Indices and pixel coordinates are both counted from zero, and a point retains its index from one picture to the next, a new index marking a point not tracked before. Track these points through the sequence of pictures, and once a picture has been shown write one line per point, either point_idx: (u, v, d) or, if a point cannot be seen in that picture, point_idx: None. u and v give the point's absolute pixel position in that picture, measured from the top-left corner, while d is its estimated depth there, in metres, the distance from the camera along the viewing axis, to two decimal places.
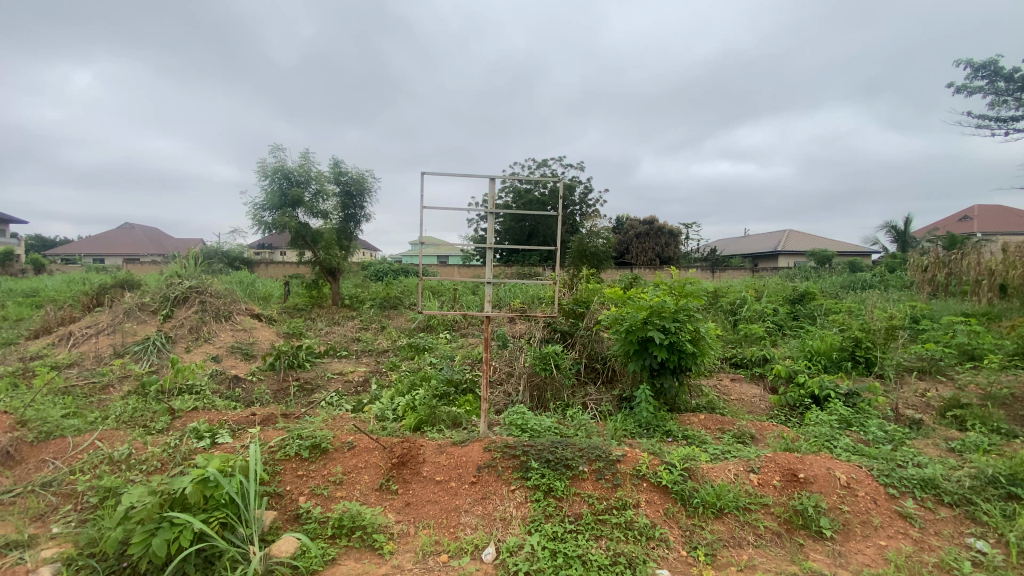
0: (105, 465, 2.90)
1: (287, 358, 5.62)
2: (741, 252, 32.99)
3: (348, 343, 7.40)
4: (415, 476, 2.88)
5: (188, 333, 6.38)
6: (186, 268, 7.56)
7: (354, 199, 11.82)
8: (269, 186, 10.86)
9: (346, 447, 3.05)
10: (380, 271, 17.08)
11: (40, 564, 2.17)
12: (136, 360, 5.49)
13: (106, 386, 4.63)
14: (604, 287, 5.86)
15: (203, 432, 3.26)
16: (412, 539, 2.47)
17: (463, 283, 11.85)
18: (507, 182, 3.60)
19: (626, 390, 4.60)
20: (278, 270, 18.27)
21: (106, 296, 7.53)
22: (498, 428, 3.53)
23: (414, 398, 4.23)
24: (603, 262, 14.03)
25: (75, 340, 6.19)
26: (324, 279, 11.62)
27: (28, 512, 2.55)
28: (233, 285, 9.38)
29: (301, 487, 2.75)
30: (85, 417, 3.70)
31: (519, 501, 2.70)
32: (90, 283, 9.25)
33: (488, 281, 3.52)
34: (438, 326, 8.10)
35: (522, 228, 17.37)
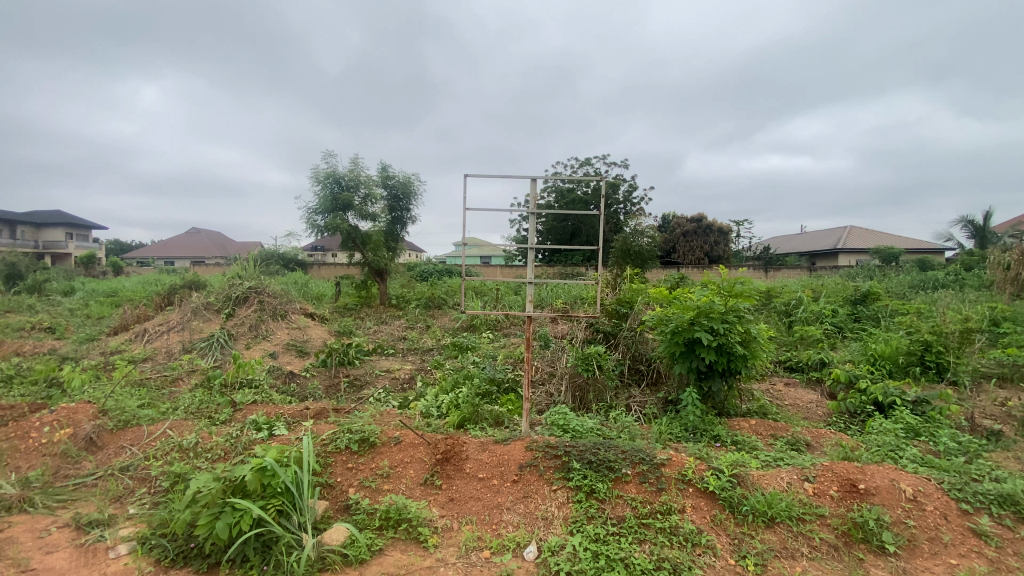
0: (175, 452, 3.13)
1: (339, 355, 5.89)
2: (797, 250, 31.41)
3: (394, 341, 7.64)
4: (458, 471, 2.94)
5: (248, 331, 6.76)
6: (247, 269, 8.04)
7: (401, 201, 12.19)
8: (321, 191, 11.33)
9: (393, 442, 3.17)
10: (425, 271, 17.52)
11: (118, 543, 2.37)
12: (201, 356, 5.89)
13: (175, 379, 4.98)
14: (648, 287, 5.73)
15: (262, 424, 3.47)
16: (455, 534, 2.52)
17: (507, 283, 11.97)
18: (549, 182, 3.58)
19: (672, 393, 4.49)
20: (331, 270, 19.18)
21: (176, 295, 8.11)
22: (540, 428, 3.53)
23: (458, 396, 4.31)
24: (648, 261, 13.68)
25: (149, 336, 6.71)
26: (373, 280, 12.01)
27: (108, 494, 2.79)
28: (289, 286, 9.90)
29: (350, 479, 2.86)
30: (158, 408, 4.01)
31: (560, 501, 2.70)
32: (162, 284, 10.00)
33: (529, 281, 3.47)
34: (481, 326, 8.21)
35: (566, 227, 17.31)
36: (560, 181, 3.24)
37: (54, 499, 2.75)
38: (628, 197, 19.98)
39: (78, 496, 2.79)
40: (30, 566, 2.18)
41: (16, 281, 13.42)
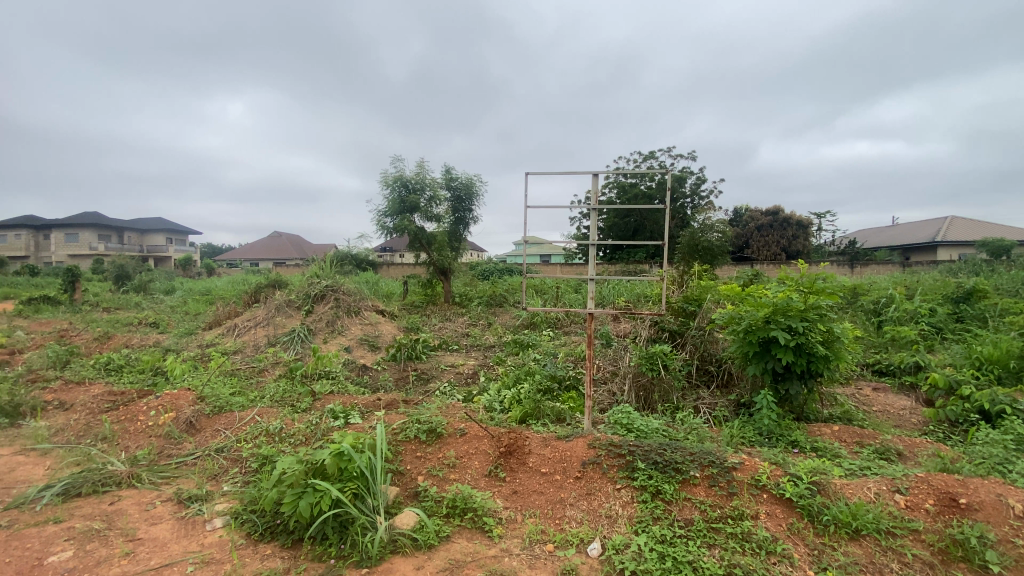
0: (263, 436, 3.42)
1: (407, 349, 6.16)
2: (888, 244, 28.76)
3: (458, 337, 7.86)
4: (522, 465, 2.98)
5: (325, 326, 7.22)
6: (324, 269, 8.58)
7: (463, 201, 12.48)
8: (390, 194, 11.83)
9: (458, 433, 3.28)
10: (487, 271, 17.83)
11: (213, 517, 2.61)
12: (284, 349, 6.35)
13: (261, 370, 5.42)
14: (718, 284, 5.50)
15: (338, 413, 3.70)
16: (520, 526, 2.56)
17: (567, 282, 11.93)
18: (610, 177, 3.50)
19: (744, 395, 4.29)
20: (399, 270, 20.22)
21: (262, 293, 8.81)
22: (603, 427, 3.49)
23: (520, 391, 4.36)
24: (717, 258, 13.05)
25: (239, 330, 7.35)
26: (437, 279, 12.40)
27: (205, 473, 3.09)
28: (361, 284, 10.45)
29: (419, 467, 2.99)
30: (247, 395, 4.39)
31: (624, 500, 2.66)
32: (249, 283, 10.89)
33: (590, 278, 3.37)
34: (542, 323, 8.24)
35: (629, 224, 16.95)
36: (623, 175, 3.18)
37: (158, 476, 3.08)
38: (695, 191, 19.19)
39: (179, 474, 3.11)
40: (139, 535, 2.45)
41: (126, 282, 15.10)
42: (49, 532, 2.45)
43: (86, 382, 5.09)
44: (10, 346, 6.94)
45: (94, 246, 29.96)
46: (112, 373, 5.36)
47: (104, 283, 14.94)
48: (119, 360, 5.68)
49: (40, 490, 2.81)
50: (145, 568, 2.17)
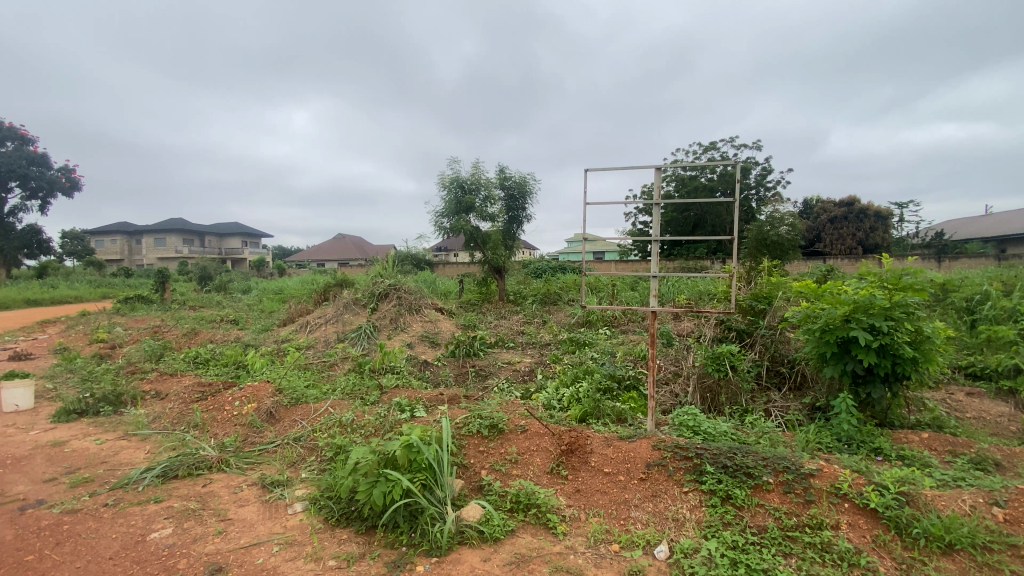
0: (337, 427, 3.61)
1: (465, 347, 6.31)
2: (982, 234, 26.08)
3: (514, 335, 7.92)
4: (584, 464, 2.97)
5: (389, 323, 7.51)
6: (386, 269, 8.91)
7: (517, 200, 12.55)
8: (447, 195, 12.09)
9: (519, 430, 3.32)
10: (540, 269, 17.84)
11: (294, 502, 2.79)
12: (352, 345, 6.66)
13: (331, 364, 5.72)
14: (789, 280, 5.21)
15: (405, 406, 3.84)
16: (584, 525, 2.55)
17: (623, 279, 11.69)
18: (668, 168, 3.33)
19: (820, 399, 4.05)
20: (455, 269, 20.66)
21: (330, 292, 9.30)
22: (666, 428, 3.42)
23: (579, 389, 4.33)
24: (786, 252, 12.34)
25: (311, 327, 7.79)
26: (492, 277, 12.55)
27: (286, 460, 3.30)
28: (420, 283, 10.78)
29: (483, 461, 3.05)
30: (320, 388, 4.65)
31: (692, 503, 2.59)
32: (318, 283, 11.51)
33: (654, 275, 3.27)
34: (598, 322, 8.14)
35: (688, 219, 16.39)
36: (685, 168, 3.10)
37: (244, 461, 3.33)
38: (761, 182, 18.23)
39: (262, 460, 3.35)
40: (229, 515, 2.66)
41: (208, 282, 16.37)
42: (151, 510, 2.71)
43: (178, 374, 5.58)
44: (114, 341, 7.71)
45: (179, 249, 32.63)
46: (200, 366, 5.85)
47: (190, 283, 16.29)
48: (205, 354, 6.18)
49: (143, 472, 3.12)
50: (235, 547, 2.36)
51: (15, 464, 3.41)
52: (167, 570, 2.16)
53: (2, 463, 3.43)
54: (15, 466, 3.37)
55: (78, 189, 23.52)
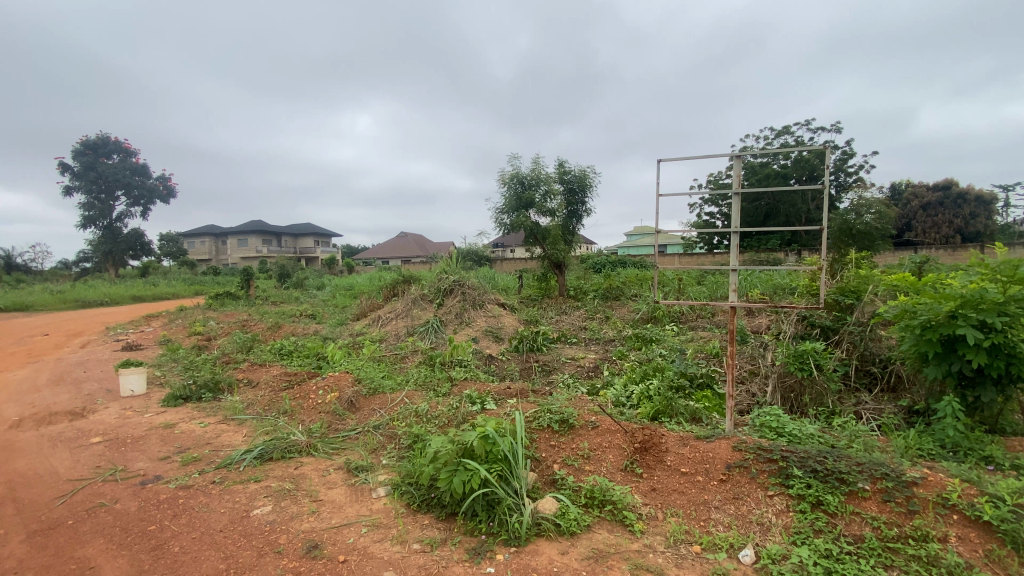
0: (413, 417, 3.77)
1: (529, 342, 6.36)
2: None
3: (577, 331, 7.87)
4: (659, 463, 2.90)
5: (454, 318, 7.70)
6: (451, 265, 9.13)
7: (577, 194, 12.42)
8: (507, 192, 12.18)
9: (590, 426, 3.30)
10: (599, 263, 17.59)
11: (377, 487, 2.94)
12: (421, 338, 6.92)
13: (403, 356, 5.96)
14: (881, 273, 4.80)
15: (475, 399, 3.95)
16: (662, 523, 2.51)
17: (689, 273, 11.26)
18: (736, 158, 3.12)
19: (919, 402, 3.71)
20: (514, 265, 20.85)
21: (398, 288, 9.68)
22: (746, 429, 3.27)
23: (649, 386, 4.24)
24: (873, 243, 11.34)
25: (382, 321, 8.17)
26: (551, 272, 12.52)
27: (368, 446, 3.49)
28: (482, 279, 10.96)
29: (555, 455, 3.06)
30: (395, 379, 4.87)
31: (778, 508, 2.46)
32: (386, 279, 12.01)
33: (734, 268, 3.10)
34: (664, 317, 7.91)
35: (758, 208, 15.52)
36: (760, 154, 2.93)
37: (330, 447, 3.55)
38: (842, 168, 16.88)
39: (346, 446, 3.55)
40: (320, 497, 2.85)
41: (286, 279, 17.54)
42: (252, 489, 2.96)
43: (267, 364, 6.03)
44: (209, 333, 8.47)
45: (259, 249, 35.17)
46: (285, 357, 6.29)
47: (270, 281, 17.54)
48: (289, 345, 6.64)
49: (243, 453, 3.41)
50: (328, 526, 2.53)
51: (135, 442, 3.84)
52: (271, 545, 2.36)
53: (125, 441, 3.88)
54: (135, 445, 3.80)
55: (173, 195, 25.94)
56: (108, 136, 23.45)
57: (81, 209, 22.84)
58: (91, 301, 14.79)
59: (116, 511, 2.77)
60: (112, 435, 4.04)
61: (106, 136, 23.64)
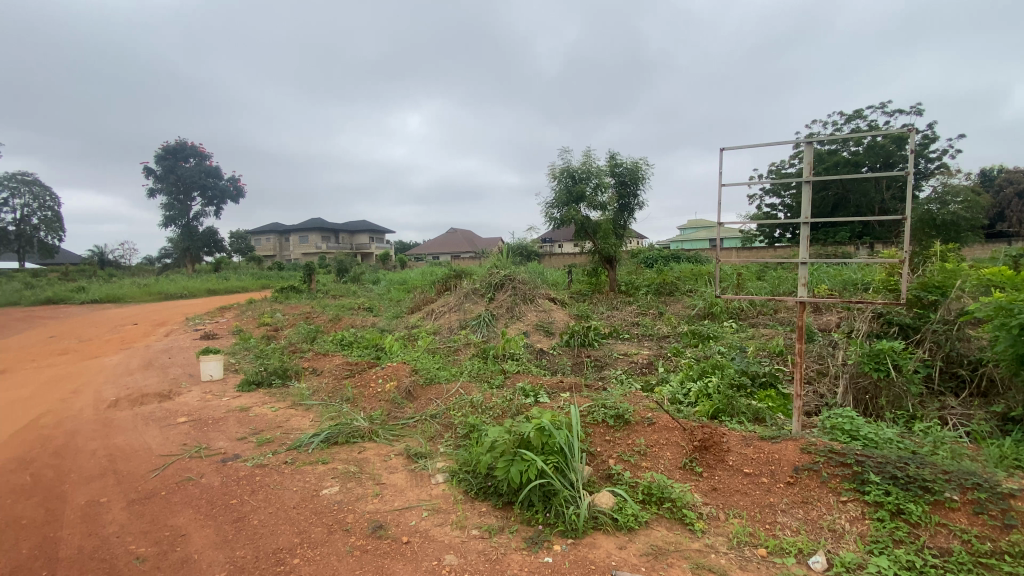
0: (468, 408, 3.86)
1: (580, 337, 6.32)
2: None
3: (629, 326, 7.73)
4: (720, 462, 2.82)
5: (505, 312, 7.78)
6: (501, 260, 9.20)
7: (629, 187, 12.17)
8: (558, 186, 12.11)
9: (646, 422, 3.25)
10: (651, 258, 17.17)
11: (435, 473, 3.03)
12: (473, 331, 7.03)
13: (456, 349, 6.08)
14: (971, 266, 4.37)
15: (528, 391, 3.98)
16: (723, 524, 2.43)
17: (748, 268, 10.76)
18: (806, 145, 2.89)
19: (1015, 408, 3.39)
20: (563, 260, 20.73)
21: (450, 283, 9.87)
22: (815, 431, 3.11)
23: (708, 384, 4.10)
24: (959, 234, 10.38)
25: (435, 314, 8.38)
26: (602, 267, 12.35)
27: (426, 434, 3.60)
28: (533, 274, 10.97)
29: (610, 450, 3.04)
30: (449, 370, 4.98)
31: (852, 514, 2.33)
32: (438, 274, 12.27)
33: (804, 261, 2.93)
34: (722, 313, 7.62)
35: (825, 199, 14.63)
36: (831, 139, 2.71)
37: (390, 433, 3.69)
38: (923, 153, 15.58)
39: (405, 433, 3.68)
40: (382, 481, 2.97)
41: (344, 273, 18.32)
42: (320, 470, 3.14)
43: (329, 354, 6.35)
44: (277, 325, 8.99)
45: (319, 245, 36.91)
46: (345, 347, 6.59)
47: (330, 275, 18.39)
48: (349, 336, 6.94)
49: (311, 437, 3.61)
50: (391, 508, 2.64)
51: (216, 423, 4.17)
52: (339, 523, 2.50)
53: (207, 422, 4.21)
54: (216, 425, 4.12)
55: (242, 195, 27.66)
56: (185, 141, 25.30)
57: (162, 209, 24.86)
58: (172, 294, 16.06)
59: (202, 484, 3.03)
60: (195, 415, 4.39)
61: (184, 141, 25.55)
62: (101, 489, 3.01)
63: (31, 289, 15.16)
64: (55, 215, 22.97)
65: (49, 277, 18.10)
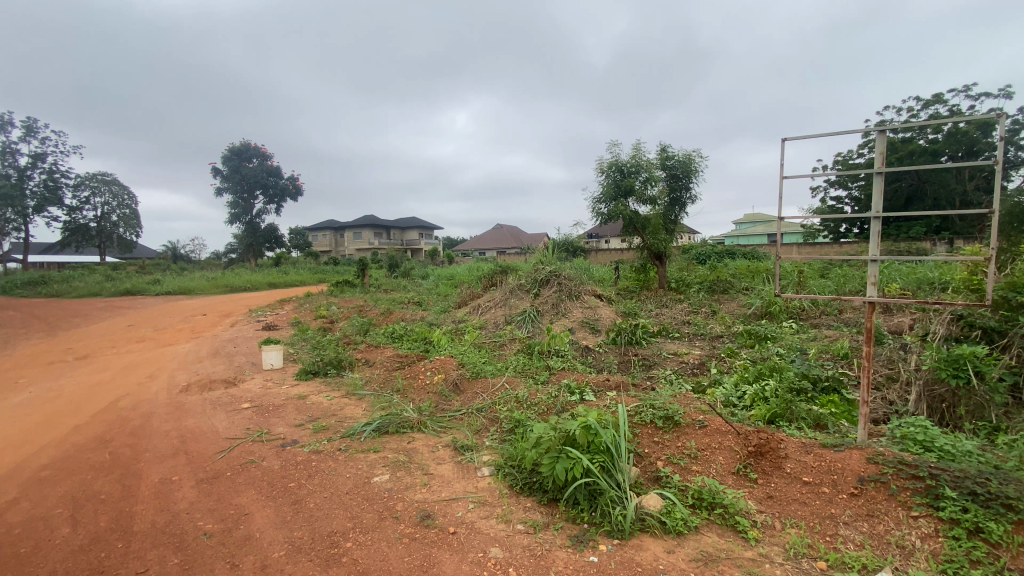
0: (513, 403, 3.88)
1: (627, 335, 6.20)
2: None
3: (679, 325, 7.50)
4: (776, 469, 2.70)
5: (550, 308, 7.75)
6: (547, 256, 9.16)
7: (681, 180, 11.79)
8: (605, 180, 11.88)
9: (698, 425, 3.15)
10: (703, 254, 16.60)
11: (481, 466, 3.08)
12: (518, 327, 7.06)
13: (501, 344, 6.12)
14: None
15: (574, 389, 3.96)
16: (779, 533, 2.32)
17: (809, 265, 10.17)
18: (876, 134, 2.68)
19: None
20: (610, 255, 20.40)
21: (496, 279, 9.94)
22: (883, 440, 2.91)
23: (764, 387, 3.92)
24: None
25: (482, 310, 8.46)
26: (651, 264, 12.05)
27: (473, 427, 3.65)
28: (579, 270, 10.87)
29: (659, 452, 2.97)
30: (495, 365, 5.02)
31: (923, 531, 2.16)
32: (484, 269, 12.39)
33: (873, 259, 2.73)
34: (780, 313, 7.26)
35: (897, 191, 13.61)
36: (905, 126, 2.49)
37: (438, 425, 3.77)
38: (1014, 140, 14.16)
39: (452, 426, 3.75)
40: (430, 471, 3.04)
41: (394, 268, 18.86)
42: (372, 458, 3.26)
43: (380, 346, 6.55)
44: (332, 317, 9.39)
45: (371, 241, 38.18)
46: (395, 340, 6.78)
47: (381, 270, 18.99)
48: (399, 330, 7.13)
49: (364, 425, 3.75)
50: (439, 498, 2.70)
51: (276, 410, 4.41)
52: (390, 510, 2.58)
53: (268, 408, 4.46)
54: (276, 412, 4.36)
55: (300, 193, 29.00)
56: (249, 142, 26.76)
57: (229, 207, 26.48)
58: (237, 286, 17.11)
59: (263, 467, 3.22)
60: (257, 402, 4.67)
61: (248, 142, 27.05)
62: (175, 468, 3.26)
63: (115, 281, 16.59)
64: (133, 213, 25.05)
65: (129, 270, 19.70)
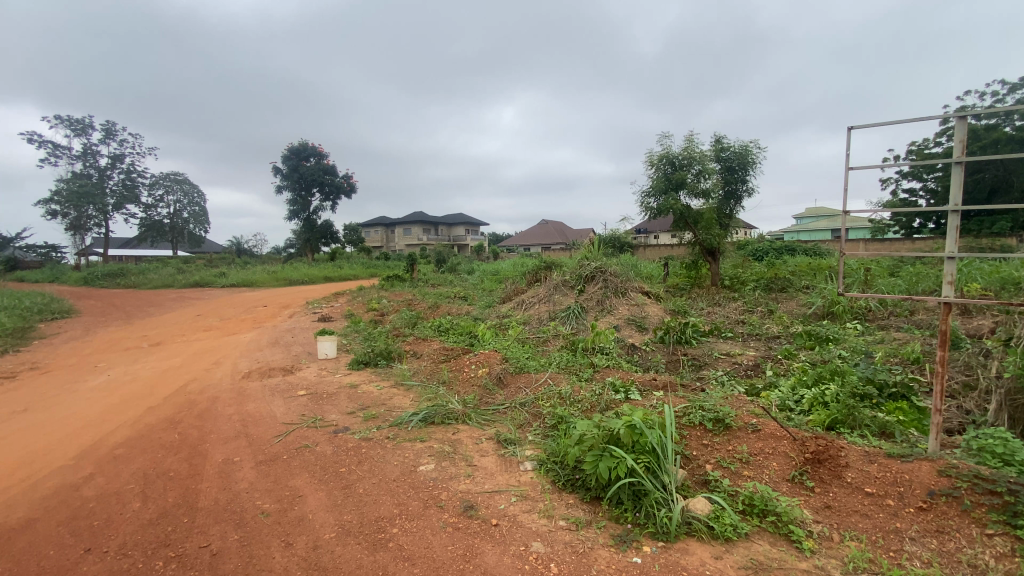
0: (557, 399, 3.87)
1: (676, 333, 6.03)
2: None
3: (732, 324, 7.21)
4: (836, 478, 2.55)
5: (596, 305, 7.66)
6: (593, 252, 9.04)
7: (735, 173, 11.30)
8: (655, 174, 11.56)
9: (750, 429, 3.03)
10: (759, 251, 15.86)
11: (524, 461, 3.09)
12: (563, 323, 7.02)
13: (545, 340, 6.12)
14: None
15: (619, 387, 3.90)
16: (837, 545, 2.19)
17: (877, 263, 9.50)
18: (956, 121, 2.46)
19: None
20: (660, 251, 19.88)
21: (541, 274, 9.92)
22: (958, 453, 2.68)
23: (824, 392, 3.70)
24: None
25: (527, 305, 8.48)
26: (703, 260, 11.64)
27: (516, 421, 3.67)
28: (626, 266, 10.67)
29: (707, 455, 2.87)
30: (538, 361, 5.02)
31: (1000, 551, 1.98)
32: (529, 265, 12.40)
33: (950, 256, 2.51)
34: (844, 313, 6.83)
35: (981, 182, 12.46)
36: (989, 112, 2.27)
37: (482, 418, 3.81)
38: None
39: (496, 419, 3.79)
40: (474, 463, 3.09)
41: (442, 264, 19.22)
42: (418, 447, 3.34)
43: (427, 339, 6.70)
44: (382, 310, 9.70)
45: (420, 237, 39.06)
46: (442, 334, 6.92)
47: (429, 266, 19.41)
48: (446, 324, 7.27)
49: (411, 416, 3.85)
50: (482, 490, 2.74)
51: (329, 398, 4.61)
52: (434, 499, 2.64)
53: (322, 396, 4.68)
54: (329, 400, 4.55)
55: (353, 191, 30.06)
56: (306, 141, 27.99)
57: (288, 204, 27.85)
58: (295, 280, 17.98)
59: (317, 452, 3.38)
60: (311, 390, 4.90)
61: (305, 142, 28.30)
62: (237, 449, 3.49)
63: (185, 274, 17.84)
64: (202, 210, 26.86)
65: (199, 264, 21.14)
